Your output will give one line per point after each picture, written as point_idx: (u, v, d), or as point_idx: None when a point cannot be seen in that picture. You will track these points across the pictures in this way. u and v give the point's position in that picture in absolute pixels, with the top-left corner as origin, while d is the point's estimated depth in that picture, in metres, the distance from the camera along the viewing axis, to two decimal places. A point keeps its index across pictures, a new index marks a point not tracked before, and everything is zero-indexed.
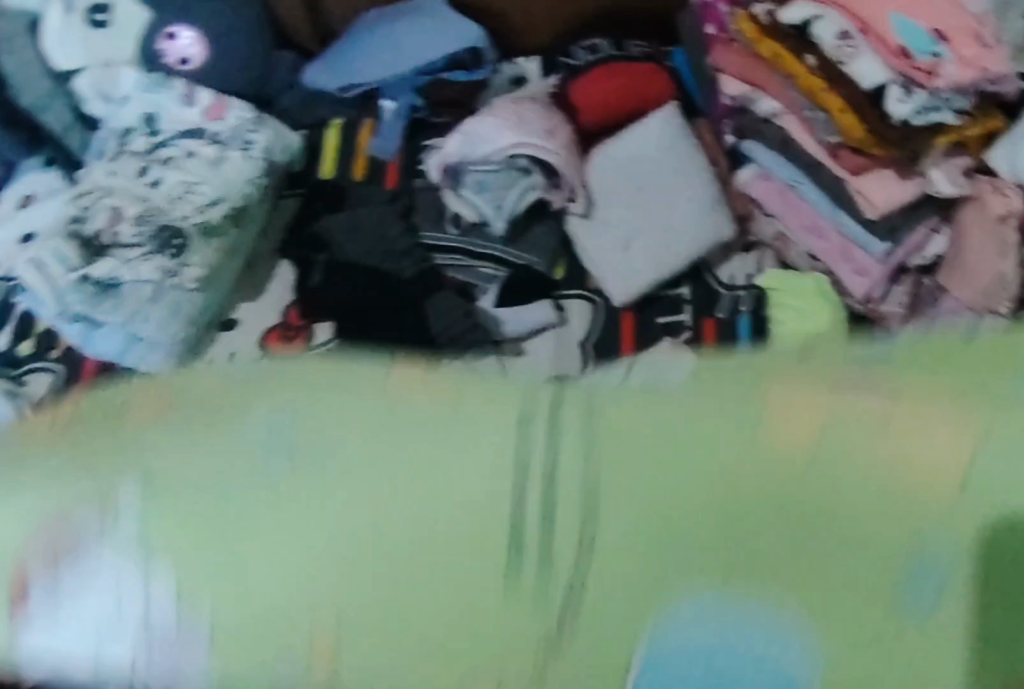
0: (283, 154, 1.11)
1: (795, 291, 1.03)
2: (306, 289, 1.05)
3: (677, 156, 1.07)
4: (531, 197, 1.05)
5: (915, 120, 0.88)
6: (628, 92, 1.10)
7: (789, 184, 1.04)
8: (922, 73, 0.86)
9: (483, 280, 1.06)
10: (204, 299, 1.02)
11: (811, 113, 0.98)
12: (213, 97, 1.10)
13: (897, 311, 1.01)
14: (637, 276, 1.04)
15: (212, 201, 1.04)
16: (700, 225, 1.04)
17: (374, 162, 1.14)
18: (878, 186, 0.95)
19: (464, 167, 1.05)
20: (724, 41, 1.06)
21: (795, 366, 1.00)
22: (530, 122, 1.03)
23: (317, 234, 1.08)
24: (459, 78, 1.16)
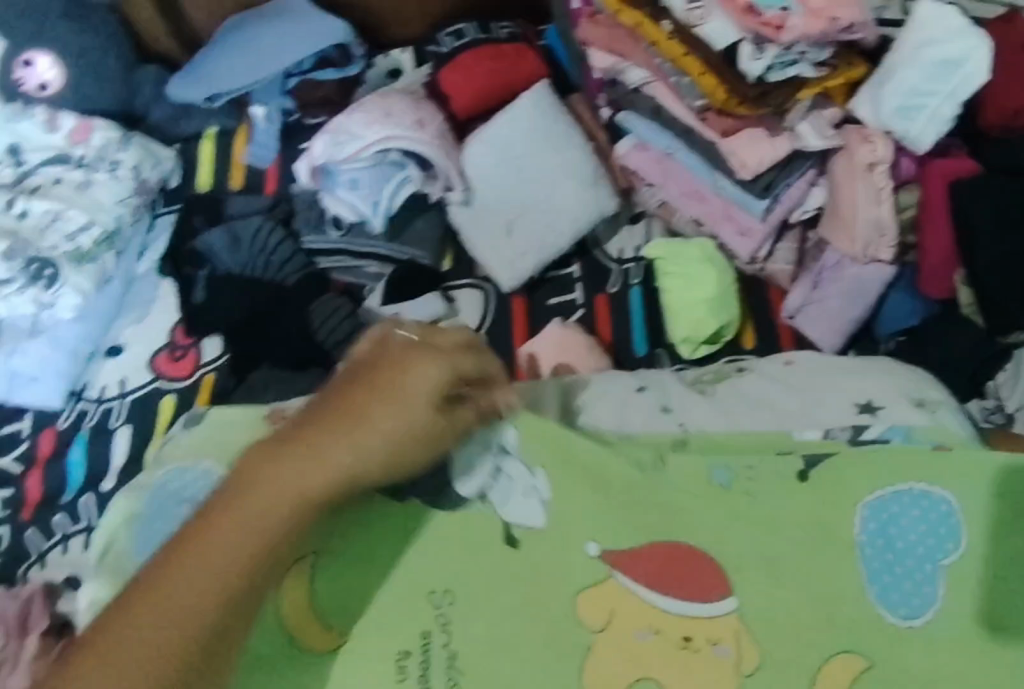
0: (153, 171, 1.08)
1: (676, 257, 1.01)
2: (190, 305, 1.03)
3: (551, 136, 1.05)
4: (409, 191, 1.04)
5: (772, 75, 0.87)
6: (499, 76, 1.08)
7: (666, 152, 1.03)
8: (772, 28, 0.83)
9: (371, 277, 1.05)
10: (83, 328, 1.02)
11: (675, 78, 0.96)
12: (78, 120, 1.07)
13: (786, 268, 1.03)
14: (524, 260, 1.03)
15: (83, 227, 1.01)
16: (581, 203, 1.04)
17: (251, 170, 1.13)
18: (750, 146, 0.93)
19: (335, 167, 1.03)
20: (587, 15, 1.06)
21: (684, 334, 0.99)
22: (398, 115, 1.02)
23: (196, 250, 1.06)
24: (331, 75, 1.14)
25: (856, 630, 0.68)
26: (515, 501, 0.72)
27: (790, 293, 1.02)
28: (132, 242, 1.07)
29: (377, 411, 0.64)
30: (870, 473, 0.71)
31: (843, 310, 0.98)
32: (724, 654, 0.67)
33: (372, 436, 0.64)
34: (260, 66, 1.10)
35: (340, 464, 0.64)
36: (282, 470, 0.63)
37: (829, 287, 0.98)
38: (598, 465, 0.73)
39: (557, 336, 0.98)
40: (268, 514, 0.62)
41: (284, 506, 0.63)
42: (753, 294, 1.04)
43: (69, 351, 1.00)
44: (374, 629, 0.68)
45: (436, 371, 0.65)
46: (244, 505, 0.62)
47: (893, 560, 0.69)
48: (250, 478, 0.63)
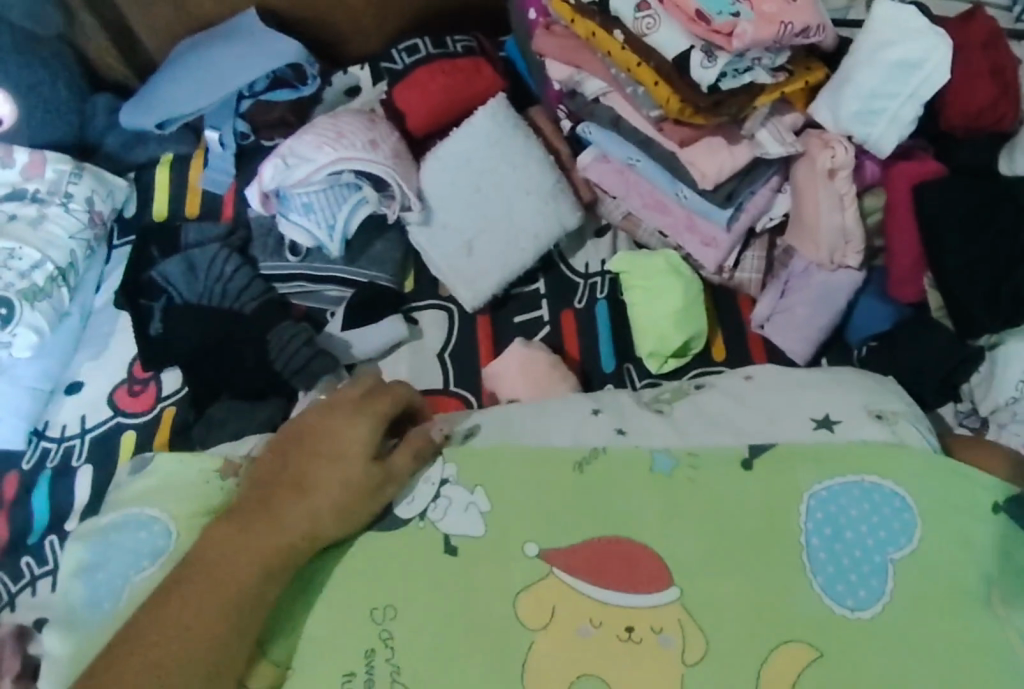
0: (107, 201, 1.07)
1: (643, 271, 0.99)
2: (147, 338, 1.01)
3: (509, 150, 1.02)
4: (364, 212, 1.01)
5: (726, 83, 0.84)
6: (455, 91, 1.05)
7: (627, 163, 1.01)
8: (722, 36, 0.81)
9: (333, 301, 1.04)
10: (41, 366, 1.00)
11: (631, 88, 0.94)
12: (31, 154, 1.05)
13: (753, 277, 1.00)
14: (486, 278, 1.01)
15: (37, 265, 0.99)
16: (543, 217, 1.02)
17: (207, 197, 1.11)
18: (708, 155, 0.91)
19: (287, 191, 1.00)
20: (544, 26, 1.03)
21: (651, 349, 0.96)
22: (350, 135, 0.99)
23: (152, 280, 1.03)
24: (284, 96, 1.12)
25: (806, 627, 0.66)
26: (454, 517, 0.73)
27: (758, 301, 1.00)
28: (87, 276, 1.05)
29: (315, 471, 0.69)
30: (812, 460, 0.73)
31: (810, 318, 0.95)
32: (669, 643, 0.66)
33: (315, 493, 0.68)
34: (210, 88, 1.08)
35: (291, 524, 0.67)
36: (238, 541, 0.66)
37: (795, 294, 0.96)
38: (542, 469, 0.75)
39: (521, 358, 0.95)
40: (226, 591, 0.65)
41: (246, 571, 0.65)
42: (719, 302, 1.02)
43: (26, 390, 0.99)
44: (311, 657, 0.67)
45: (370, 422, 0.72)
46: (203, 577, 0.65)
47: (840, 550, 0.69)
48: (209, 555, 0.66)
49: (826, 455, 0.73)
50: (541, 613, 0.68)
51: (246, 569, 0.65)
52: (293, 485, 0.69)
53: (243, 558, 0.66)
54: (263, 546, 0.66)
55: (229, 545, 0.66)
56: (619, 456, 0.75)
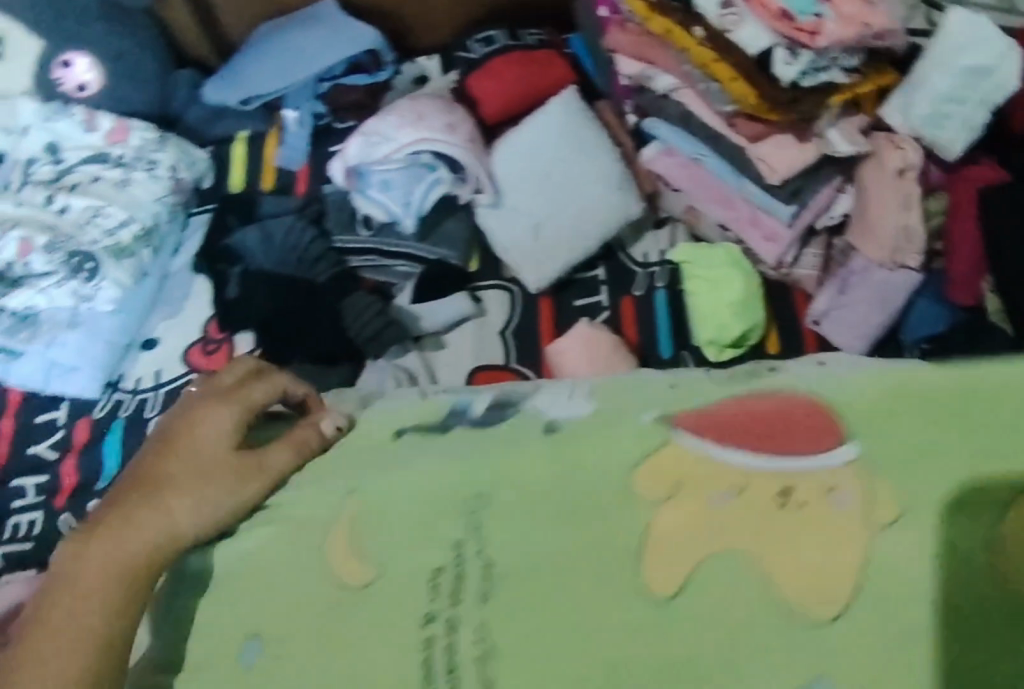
0: (189, 170, 1.10)
1: (704, 262, 1.03)
2: (224, 301, 1.06)
3: (579, 139, 1.07)
4: (437, 193, 1.05)
5: (805, 80, 0.90)
6: (528, 82, 1.09)
7: (693, 158, 1.05)
8: (807, 35, 0.86)
9: (401, 276, 1.07)
10: (121, 322, 1.04)
11: (705, 84, 0.99)
12: (116, 121, 1.08)
13: (811, 274, 1.04)
14: (551, 261, 1.05)
15: (124, 224, 1.04)
16: (608, 206, 1.05)
17: (281, 172, 1.14)
18: (778, 151, 0.96)
19: (369, 168, 1.05)
20: (617, 23, 1.07)
21: (709, 337, 1.00)
22: (430, 117, 1.04)
23: (229, 247, 1.08)
24: (361, 80, 1.15)
25: None
26: (558, 408, 0.69)
27: (815, 297, 1.04)
28: (168, 239, 1.09)
29: (169, 471, 0.69)
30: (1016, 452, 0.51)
31: (869, 316, 0.99)
32: None
33: (221, 477, 0.68)
34: (292, 70, 1.12)
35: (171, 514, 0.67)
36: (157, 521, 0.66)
37: (854, 292, 1.00)
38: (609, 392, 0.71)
39: (585, 338, 0.99)
40: (117, 570, 0.65)
41: (135, 557, 0.65)
42: (777, 298, 1.05)
43: (104, 342, 1.03)
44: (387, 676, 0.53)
45: (291, 448, 0.72)
46: (128, 547, 0.65)
47: None
48: (115, 541, 0.65)
49: (860, 361, 0.69)
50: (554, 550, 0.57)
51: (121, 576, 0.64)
52: (192, 474, 0.69)
53: (110, 560, 0.65)
54: (139, 545, 0.65)
55: (111, 547, 0.65)
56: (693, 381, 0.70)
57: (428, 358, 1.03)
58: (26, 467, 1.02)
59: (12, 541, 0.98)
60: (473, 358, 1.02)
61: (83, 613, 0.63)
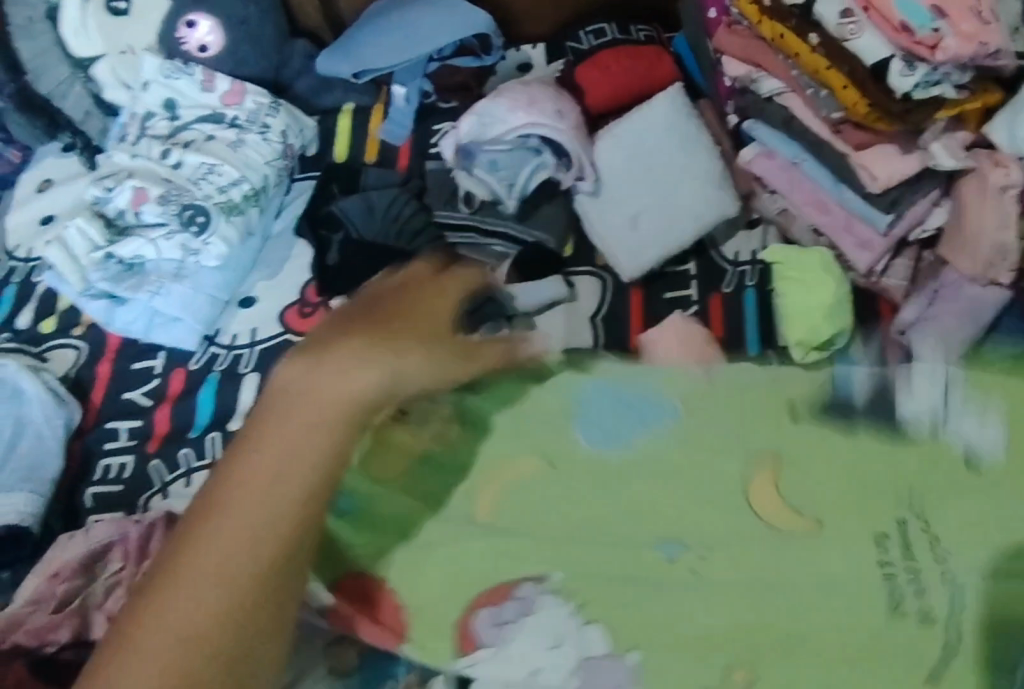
0: (298, 137, 1.14)
1: (797, 262, 1.05)
2: (324, 266, 1.07)
3: (681, 134, 1.09)
4: (541, 176, 1.08)
5: (916, 93, 0.92)
6: (634, 75, 1.12)
7: (792, 161, 1.07)
8: (924, 48, 0.88)
9: (496, 256, 1.08)
10: (223, 278, 1.07)
11: (813, 91, 1.01)
12: (233, 82, 1.12)
13: (899, 284, 1.06)
14: (646, 251, 1.06)
15: (235, 182, 1.08)
16: (706, 202, 1.06)
17: (384, 147, 1.17)
18: (881, 161, 0.98)
19: (477, 148, 1.09)
20: (726, 24, 1.09)
21: (799, 337, 1.01)
22: (541, 103, 1.07)
23: (332, 213, 1.10)
24: (468, 63, 1.18)
25: None
26: None
27: (901, 307, 1.05)
28: (272, 202, 1.13)
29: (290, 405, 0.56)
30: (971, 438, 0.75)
31: (958, 328, 1.00)
32: None
33: (381, 353, 0.59)
34: (406, 47, 1.14)
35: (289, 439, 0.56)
36: (264, 452, 0.55)
37: (943, 305, 1.01)
38: (743, 397, 0.82)
39: (678, 329, 1.01)
40: (303, 444, 0.56)
41: (253, 467, 0.55)
42: (862, 306, 1.08)
43: (206, 296, 1.05)
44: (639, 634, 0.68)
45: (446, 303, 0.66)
46: (253, 496, 0.54)
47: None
48: (214, 500, 0.54)
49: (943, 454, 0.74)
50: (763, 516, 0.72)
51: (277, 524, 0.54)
52: (308, 400, 0.57)
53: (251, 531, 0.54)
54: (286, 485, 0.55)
55: (238, 493, 0.54)
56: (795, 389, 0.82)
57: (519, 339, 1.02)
58: (121, 410, 1.04)
59: (103, 481, 1.00)
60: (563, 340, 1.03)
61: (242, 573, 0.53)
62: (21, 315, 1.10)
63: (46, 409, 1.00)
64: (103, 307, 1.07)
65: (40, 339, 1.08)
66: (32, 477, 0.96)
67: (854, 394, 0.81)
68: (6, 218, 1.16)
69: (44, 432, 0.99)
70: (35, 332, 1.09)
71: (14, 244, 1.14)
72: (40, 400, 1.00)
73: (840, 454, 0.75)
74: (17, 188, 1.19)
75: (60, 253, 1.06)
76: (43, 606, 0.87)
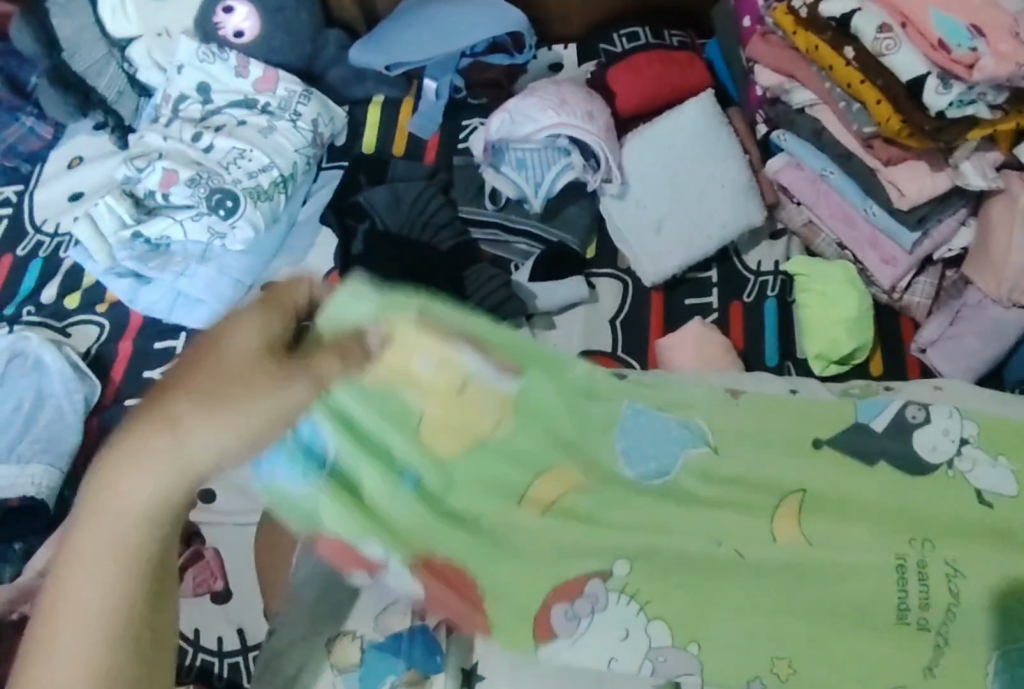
0: (328, 126, 1.15)
1: (821, 275, 1.05)
2: (347, 255, 1.07)
3: (710, 142, 1.09)
4: (568, 177, 1.09)
5: (950, 112, 0.91)
6: (667, 80, 1.12)
7: (820, 174, 1.07)
8: (962, 67, 0.88)
9: (519, 254, 1.10)
10: (249, 262, 1.08)
11: (845, 104, 1.00)
12: (266, 69, 1.14)
13: (922, 301, 1.06)
14: (669, 257, 1.06)
15: (264, 168, 1.09)
16: (732, 211, 1.06)
17: (413, 140, 1.17)
18: (910, 177, 0.98)
19: (507, 145, 1.10)
20: (760, 33, 1.09)
21: (818, 350, 1.01)
22: (572, 104, 1.07)
23: (358, 204, 1.10)
24: (501, 60, 1.18)
25: None
26: None
27: (922, 326, 1.05)
28: (298, 189, 1.14)
29: (163, 412, 0.49)
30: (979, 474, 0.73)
31: (978, 349, 1.00)
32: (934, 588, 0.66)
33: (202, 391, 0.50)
34: (440, 42, 1.15)
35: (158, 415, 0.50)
36: (136, 462, 0.49)
37: (965, 325, 1.01)
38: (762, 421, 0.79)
39: (697, 335, 1.00)
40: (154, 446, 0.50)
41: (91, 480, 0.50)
42: (884, 322, 1.07)
43: (231, 279, 1.07)
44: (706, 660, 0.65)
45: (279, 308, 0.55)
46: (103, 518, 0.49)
47: None
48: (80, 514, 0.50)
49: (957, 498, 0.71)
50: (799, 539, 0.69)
51: (125, 549, 0.50)
52: (159, 426, 0.49)
53: (128, 509, 0.49)
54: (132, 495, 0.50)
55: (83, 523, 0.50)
56: (822, 414, 0.79)
57: (537, 337, 1.06)
58: (140, 389, 1.04)
59: None
60: (582, 342, 1.05)
61: (107, 597, 0.50)
62: (46, 290, 1.10)
63: (66, 383, 1.01)
64: (127, 285, 1.08)
65: (64, 315, 1.09)
66: (49, 448, 0.97)
67: (878, 422, 0.78)
68: (34, 193, 1.17)
69: (63, 405, 1.00)
70: (60, 308, 1.09)
71: (42, 218, 1.15)
72: (61, 374, 1.01)
73: (871, 494, 0.72)
74: (46, 163, 1.19)
75: (88, 230, 1.08)
76: (54, 577, 0.88)
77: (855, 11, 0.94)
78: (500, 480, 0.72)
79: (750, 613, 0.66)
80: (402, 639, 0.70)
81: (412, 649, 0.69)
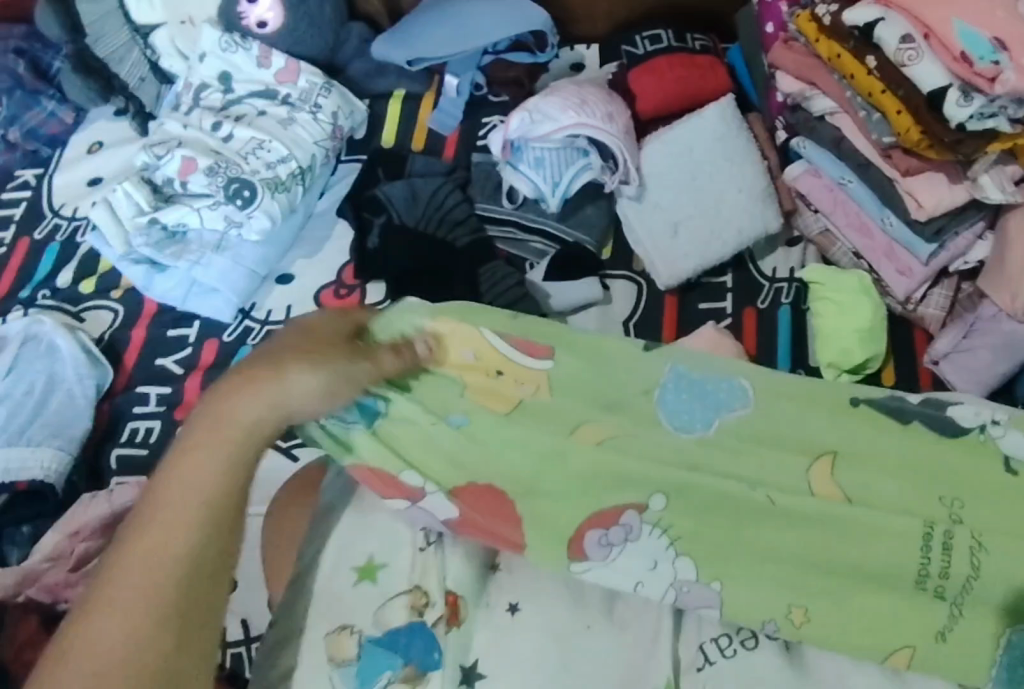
0: (348, 120, 1.14)
1: (837, 284, 1.04)
2: (363, 250, 1.08)
3: (729, 147, 1.09)
4: (586, 178, 1.09)
5: (970, 124, 0.90)
6: (689, 83, 1.12)
7: (838, 182, 1.07)
8: (983, 80, 0.88)
9: (534, 253, 1.10)
10: (264, 253, 1.08)
11: (866, 113, 1.00)
12: (288, 61, 1.13)
13: (936, 313, 1.05)
14: (684, 261, 1.06)
15: (282, 159, 1.09)
16: (749, 216, 1.06)
17: (432, 135, 1.18)
18: (928, 188, 0.98)
19: (525, 144, 1.09)
20: (783, 39, 1.08)
21: (830, 358, 1.01)
22: (592, 104, 1.08)
23: (376, 198, 1.10)
24: (522, 59, 1.18)
25: None
26: None
27: (936, 337, 1.05)
28: (316, 182, 1.14)
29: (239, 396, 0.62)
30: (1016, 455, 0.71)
31: (991, 363, 0.99)
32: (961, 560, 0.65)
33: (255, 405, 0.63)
34: (462, 38, 1.15)
35: (221, 428, 0.62)
36: (206, 456, 0.61)
37: (979, 337, 1.00)
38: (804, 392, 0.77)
39: (709, 337, 0.97)
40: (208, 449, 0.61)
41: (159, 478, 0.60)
42: (897, 333, 1.07)
43: (246, 269, 1.06)
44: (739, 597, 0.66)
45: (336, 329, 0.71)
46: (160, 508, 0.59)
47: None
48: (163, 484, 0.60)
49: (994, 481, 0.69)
50: (836, 493, 0.69)
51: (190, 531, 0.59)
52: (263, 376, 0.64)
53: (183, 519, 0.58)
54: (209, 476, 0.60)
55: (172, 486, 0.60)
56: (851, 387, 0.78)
57: None
58: (152, 376, 1.05)
59: (129, 444, 1.00)
60: None
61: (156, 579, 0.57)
62: (61, 274, 1.11)
63: (79, 367, 1.01)
64: (143, 272, 1.08)
65: (79, 299, 1.09)
66: (61, 433, 0.98)
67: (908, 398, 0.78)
68: (54, 177, 1.18)
69: (74, 391, 1.00)
70: (75, 292, 1.10)
71: (61, 202, 1.16)
72: (74, 358, 1.02)
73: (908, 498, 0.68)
74: (67, 148, 1.20)
75: (106, 216, 1.08)
76: (60, 563, 0.89)
77: (878, 21, 0.95)
78: (530, 441, 0.72)
79: (773, 562, 0.67)
80: (399, 636, 0.67)
81: (411, 643, 0.67)
